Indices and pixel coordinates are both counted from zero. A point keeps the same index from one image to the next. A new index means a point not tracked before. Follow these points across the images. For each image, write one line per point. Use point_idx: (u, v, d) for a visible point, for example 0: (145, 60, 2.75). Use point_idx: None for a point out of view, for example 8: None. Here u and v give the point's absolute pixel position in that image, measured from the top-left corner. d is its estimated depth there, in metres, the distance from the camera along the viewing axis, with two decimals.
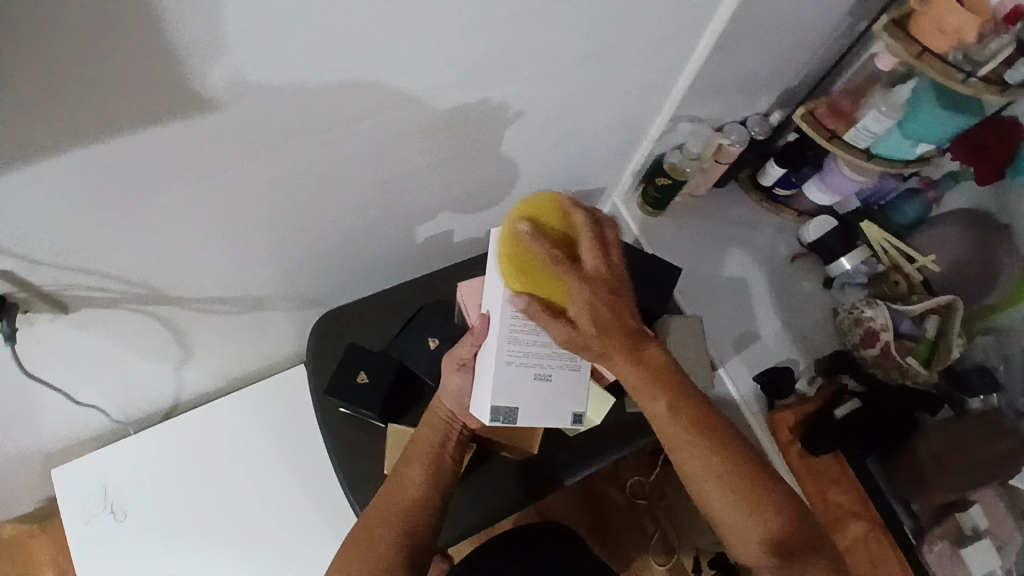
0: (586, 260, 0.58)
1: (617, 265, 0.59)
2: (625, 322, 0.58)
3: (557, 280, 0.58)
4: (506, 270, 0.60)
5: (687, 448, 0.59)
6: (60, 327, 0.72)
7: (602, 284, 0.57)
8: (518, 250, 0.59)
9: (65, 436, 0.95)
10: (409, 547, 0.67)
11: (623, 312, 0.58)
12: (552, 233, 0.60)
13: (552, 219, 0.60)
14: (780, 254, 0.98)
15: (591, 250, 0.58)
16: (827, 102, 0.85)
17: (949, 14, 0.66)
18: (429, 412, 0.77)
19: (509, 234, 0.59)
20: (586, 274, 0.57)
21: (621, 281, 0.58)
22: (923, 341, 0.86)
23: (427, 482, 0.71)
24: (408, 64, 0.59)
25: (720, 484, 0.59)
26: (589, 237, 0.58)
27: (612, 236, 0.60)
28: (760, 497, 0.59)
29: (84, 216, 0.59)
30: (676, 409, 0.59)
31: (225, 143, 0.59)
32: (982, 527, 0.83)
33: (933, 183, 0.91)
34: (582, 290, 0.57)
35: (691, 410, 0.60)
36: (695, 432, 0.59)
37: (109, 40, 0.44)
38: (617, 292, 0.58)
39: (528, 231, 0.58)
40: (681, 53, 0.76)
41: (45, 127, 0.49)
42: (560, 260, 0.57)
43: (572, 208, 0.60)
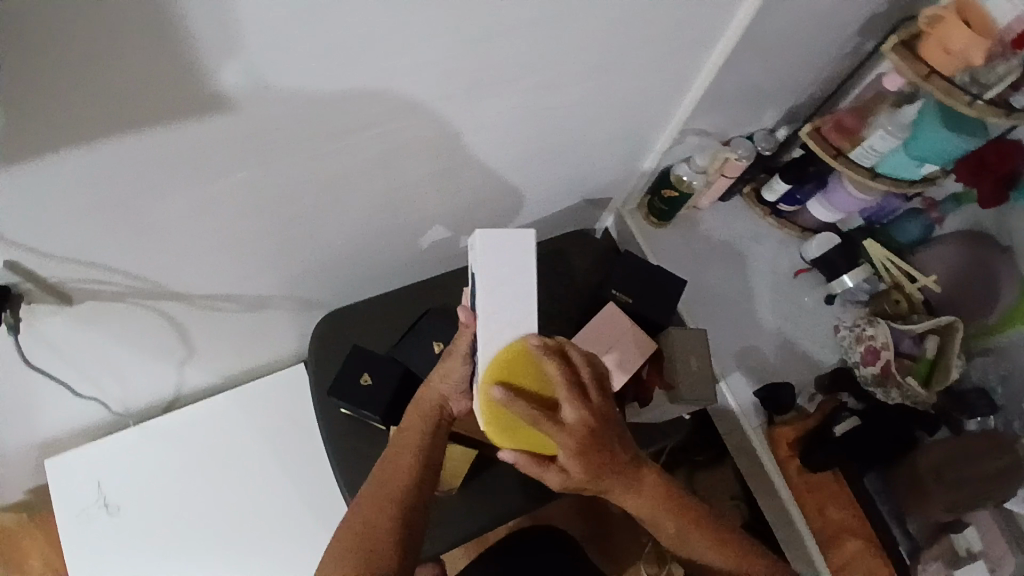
0: (569, 414, 0.58)
1: (598, 408, 0.59)
2: (612, 461, 0.62)
3: (545, 440, 0.60)
4: (499, 434, 0.61)
5: (675, 537, 0.70)
6: (61, 319, 0.72)
7: (586, 435, 0.58)
8: (499, 410, 0.59)
9: (61, 428, 0.94)
10: (405, 534, 0.66)
11: (600, 446, 0.60)
12: (532, 392, 0.58)
13: (523, 373, 0.58)
14: (782, 270, 0.99)
15: (574, 410, 0.58)
16: (832, 119, 0.85)
17: (954, 35, 0.66)
18: (417, 398, 0.73)
19: (484, 394, 0.58)
20: (571, 430, 0.58)
21: (605, 422, 0.60)
22: (923, 360, 0.87)
23: (419, 472, 0.69)
24: (421, 71, 0.59)
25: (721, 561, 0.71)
26: (567, 386, 0.58)
27: (589, 376, 0.59)
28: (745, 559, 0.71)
29: (92, 209, 0.59)
30: (672, 512, 0.69)
31: (238, 141, 0.59)
32: (975, 549, 0.84)
33: (936, 203, 0.91)
34: (568, 448, 0.58)
35: (683, 509, 0.69)
36: (691, 527, 0.70)
37: (121, 39, 0.45)
38: (603, 435, 0.60)
39: (503, 397, 0.56)
40: (691, 68, 0.76)
41: (62, 120, 0.49)
42: (543, 423, 0.57)
43: (542, 357, 0.58)
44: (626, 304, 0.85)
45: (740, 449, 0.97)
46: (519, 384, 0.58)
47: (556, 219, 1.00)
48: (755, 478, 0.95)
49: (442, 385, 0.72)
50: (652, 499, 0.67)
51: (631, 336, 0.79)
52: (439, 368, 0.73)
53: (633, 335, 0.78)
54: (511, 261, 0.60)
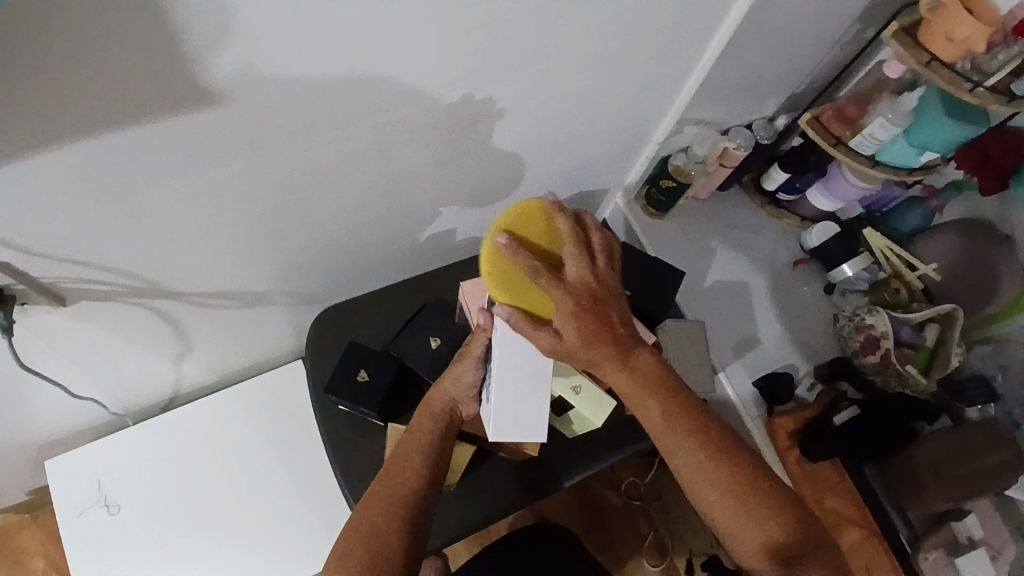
0: (570, 272, 0.54)
1: (604, 275, 0.55)
2: (613, 332, 0.55)
3: (539, 292, 0.55)
4: (496, 286, 0.58)
5: (672, 445, 0.57)
6: (56, 318, 0.72)
7: (587, 295, 0.54)
8: (501, 263, 0.57)
9: (60, 426, 0.94)
10: (410, 535, 0.65)
11: (600, 307, 0.54)
12: (536, 248, 0.56)
13: (535, 228, 0.57)
14: (782, 260, 0.99)
15: (576, 266, 0.54)
16: (832, 107, 0.84)
17: (958, 22, 0.65)
18: (428, 398, 0.74)
19: (491, 243, 0.57)
20: (572, 287, 0.54)
21: (609, 292, 0.55)
22: (922, 349, 0.87)
23: (426, 473, 0.68)
24: (416, 63, 0.59)
25: (726, 499, 0.56)
26: (575, 244, 0.55)
27: (600, 242, 0.56)
28: (763, 507, 0.56)
29: (84, 208, 0.58)
30: (674, 417, 0.57)
31: (231, 137, 0.58)
32: (977, 536, 0.85)
33: (936, 192, 0.91)
34: (566, 304, 0.53)
35: (679, 400, 0.57)
36: (697, 448, 0.56)
37: (111, 35, 0.44)
38: (604, 300, 0.55)
39: (506, 242, 0.55)
40: (689, 57, 0.76)
41: (51, 118, 0.48)
42: (542, 275, 0.54)
43: (556, 213, 0.56)
44: (625, 297, 0.83)
45: (740, 442, 0.96)
46: (527, 237, 0.57)
47: None
48: None
49: (452, 388, 0.72)
50: (641, 383, 0.57)
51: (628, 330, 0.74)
52: (449, 372, 0.73)
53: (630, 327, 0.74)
54: None
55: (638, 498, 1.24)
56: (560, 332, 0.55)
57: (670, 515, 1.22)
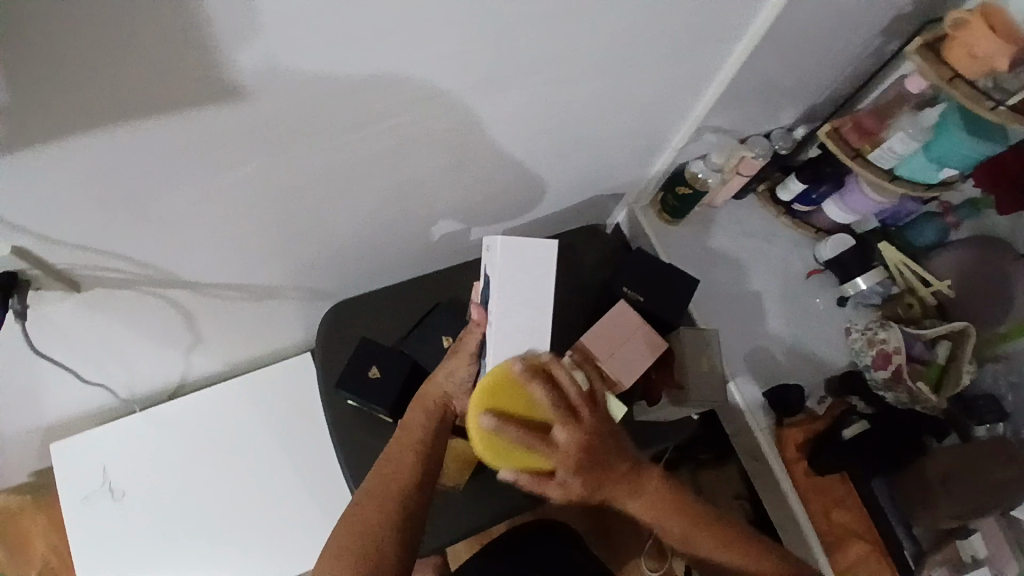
0: (561, 437, 0.55)
1: (592, 426, 0.57)
2: (608, 466, 0.60)
3: (537, 461, 0.56)
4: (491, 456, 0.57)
5: (703, 548, 0.67)
6: (70, 305, 0.71)
7: (582, 453, 0.56)
8: (489, 441, 0.56)
9: (66, 412, 0.94)
10: (403, 530, 0.65)
11: (596, 451, 0.58)
12: (522, 417, 0.56)
13: (510, 400, 0.56)
14: (794, 271, 0.98)
15: (568, 433, 0.55)
16: (852, 119, 0.84)
17: (981, 40, 0.65)
18: (421, 392, 0.74)
19: (474, 423, 0.56)
20: (568, 453, 0.56)
21: (599, 432, 0.58)
22: (934, 365, 0.86)
23: (421, 470, 0.69)
24: (441, 62, 0.58)
25: (725, 553, 0.67)
26: (557, 410, 0.56)
27: (578, 393, 0.57)
28: (761, 555, 0.67)
29: (103, 197, 0.58)
30: (665, 508, 0.65)
31: (253, 130, 0.58)
32: (980, 555, 0.84)
33: (952, 208, 0.91)
34: (567, 467, 0.56)
35: (688, 512, 0.66)
36: (689, 521, 0.66)
37: (139, 25, 0.44)
38: (598, 449, 0.58)
39: (495, 427, 0.55)
40: (711, 65, 0.75)
41: (75, 105, 0.48)
42: (537, 446, 0.56)
43: (529, 383, 0.56)
44: (639, 303, 0.84)
45: (747, 452, 0.97)
46: (507, 410, 0.56)
47: (568, 214, 0.99)
48: (762, 482, 0.95)
49: (447, 383, 0.73)
50: (653, 502, 0.65)
51: (641, 336, 0.77)
52: (443, 367, 0.74)
53: (643, 335, 0.77)
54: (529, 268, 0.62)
55: None
56: (565, 485, 0.57)
57: None
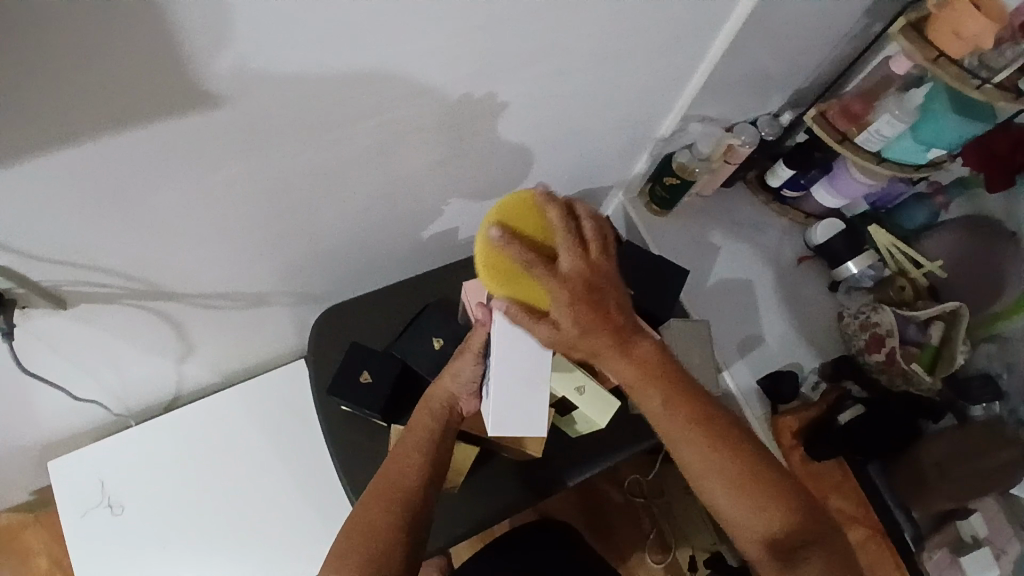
0: (564, 264, 0.52)
1: (599, 264, 0.53)
2: (611, 324, 0.53)
3: (535, 287, 0.53)
4: (490, 278, 0.55)
5: (675, 429, 0.57)
6: (57, 321, 0.71)
7: (579, 288, 0.51)
8: (494, 260, 0.54)
9: (62, 428, 0.94)
10: (409, 531, 0.64)
11: (598, 297, 0.52)
12: (529, 238, 0.54)
13: (527, 221, 0.54)
14: (786, 257, 0.98)
15: (569, 259, 0.52)
16: (839, 104, 0.83)
17: (965, 20, 0.64)
18: (427, 396, 0.75)
19: (482, 240, 0.54)
20: (567, 279, 0.51)
21: (606, 284, 0.53)
22: (928, 348, 0.86)
23: (427, 471, 0.69)
24: (417, 63, 0.58)
25: (727, 483, 0.56)
26: (568, 235, 0.52)
27: (592, 229, 0.54)
28: (766, 490, 0.56)
29: (82, 212, 0.58)
30: (672, 403, 0.56)
31: (229, 139, 0.57)
32: (981, 535, 0.85)
33: (942, 188, 0.90)
34: (560, 299, 0.51)
35: (676, 385, 0.56)
36: (695, 427, 0.56)
37: (106, 39, 0.43)
38: (599, 292, 0.53)
39: (498, 236, 0.52)
40: (693, 54, 0.75)
41: (46, 123, 0.47)
42: (535, 267, 0.51)
43: (546, 205, 0.53)
44: (629, 298, 0.83)
45: None
46: (518, 229, 0.53)
47: None
48: None
49: (452, 385, 0.73)
50: (644, 372, 0.56)
51: None
52: (449, 369, 0.73)
53: None
54: None
55: (641, 495, 1.24)
56: (558, 324, 0.53)
57: (673, 512, 1.22)
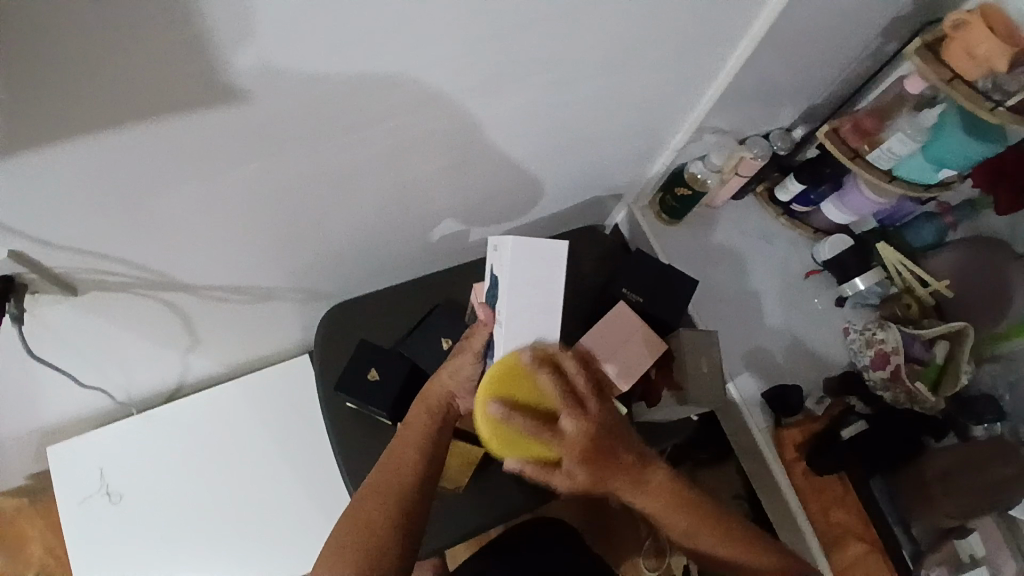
0: (568, 426, 0.58)
1: (597, 417, 0.60)
2: (611, 454, 0.62)
3: (543, 450, 0.59)
4: (494, 444, 0.59)
5: (686, 532, 0.70)
6: (67, 308, 0.71)
7: (587, 443, 0.59)
8: (499, 432, 0.57)
9: (63, 415, 0.93)
10: (403, 529, 0.65)
11: (599, 435, 0.60)
12: (528, 405, 0.58)
13: (522, 386, 0.58)
14: (792, 271, 0.99)
15: (574, 421, 0.58)
16: (851, 120, 0.84)
17: (979, 41, 0.65)
18: (425, 391, 0.72)
19: (482, 413, 0.58)
20: (572, 438, 0.58)
21: (602, 423, 0.61)
22: (932, 365, 0.87)
23: (421, 467, 0.68)
24: (441, 64, 0.58)
25: (721, 545, 0.70)
26: (562, 397, 0.58)
27: (580, 380, 0.60)
28: (751, 548, 0.70)
29: (100, 200, 0.57)
30: (669, 502, 0.68)
31: (251, 133, 0.57)
32: (979, 555, 0.85)
33: (951, 208, 0.92)
34: (572, 457, 0.59)
35: (693, 508, 0.69)
36: (687, 513, 0.69)
37: (136, 29, 0.43)
38: (603, 442, 0.61)
39: (503, 413, 0.56)
40: (710, 66, 0.75)
41: (70, 110, 0.47)
42: (545, 434, 0.58)
43: (537, 370, 0.58)
44: (639, 304, 0.84)
45: (744, 452, 0.97)
46: (516, 397, 0.58)
47: (567, 215, 0.99)
48: (759, 478, 0.95)
49: (451, 380, 0.71)
50: (657, 496, 0.67)
51: (640, 335, 0.77)
52: (449, 363, 0.72)
53: (642, 334, 0.77)
54: (541, 268, 0.62)
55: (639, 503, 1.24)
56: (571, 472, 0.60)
57: None
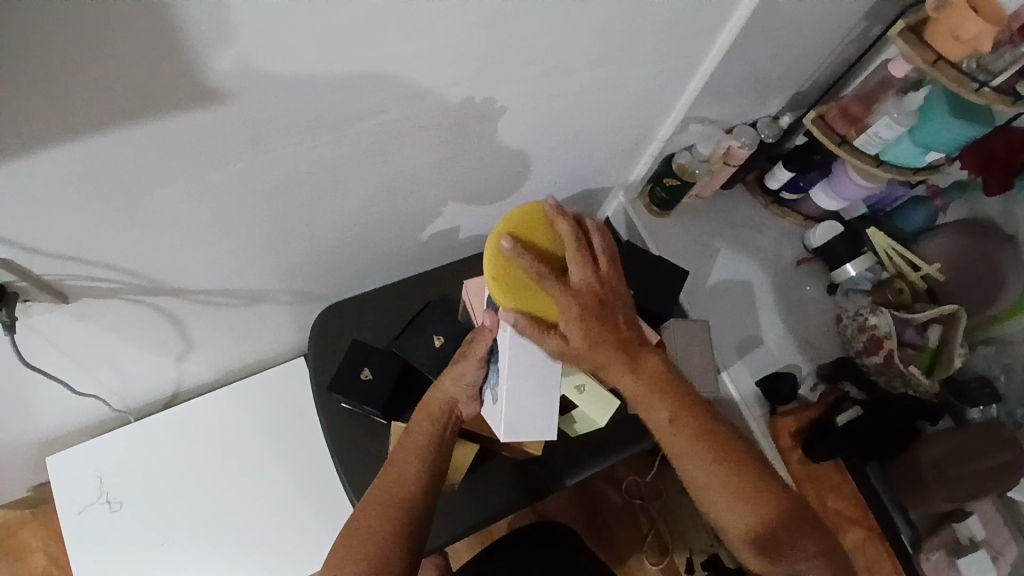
0: (573, 273, 0.60)
1: (607, 276, 0.62)
2: (615, 326, 0.61)
3: (546, 291, 0.60)
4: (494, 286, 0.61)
5: (679, 446, 0.62)
6: (59, 316, 0.71)
7: (586, 296, 0.60)
8: (504, 265, 0.60)
9: (62, 424, 0.94)
10: (406, 540, 0.64)
11: (603, 288, 0.61)
12: (540, 250, 0.62)
13: (543, 238, 0.63)
14: (785, 259, 0.99)
15: (579, 270, 0.60)
16: (837, 106, 0.84)
17: (965, 23, 0.64)
18: (427, 399, 0.73)
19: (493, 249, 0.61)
20: (573, 288, 0.60)
21: (613, 292, 0.62)
22: (925, 350, 0.87)
23: (423, 476, 0.68)
24: (421, 61, 0.58)
25: (725, 484, 0.60)
26: (575, 244, 0.61)
27: (600, 244, 0.62)
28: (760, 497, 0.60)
29: (84, 207, 0.58)
30: (676, 417, 0.61)
31: (232, 136, 0.57)
32: (978, 537, 0.87)
33: (940, 191, 0.92)
34: (570, 304, 0.59)
35: (682, 399, 0.62)
36: (691, 431, 0.61)
37: (109, 34, 0.44)
38: (606, 302, 0.61)
39: (510, 246, 0.59)
40: (694, 56, 0.75)
41: (49, 116, 0.47)
42: (547, 274, 0.59)
43: (558, 219, 0.61)
44: None
45: None
46: (530, 241, 0.61)
47: (558, 210, 0.99)
48: None
49: (453, 388, 0.71)
50: (647, 379, 0.62)
51: None
52: (450, 371, 0.72)
53: None
54: None
55: (640, 498, 1.24)
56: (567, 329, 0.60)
57: (671, 515, 1.23)
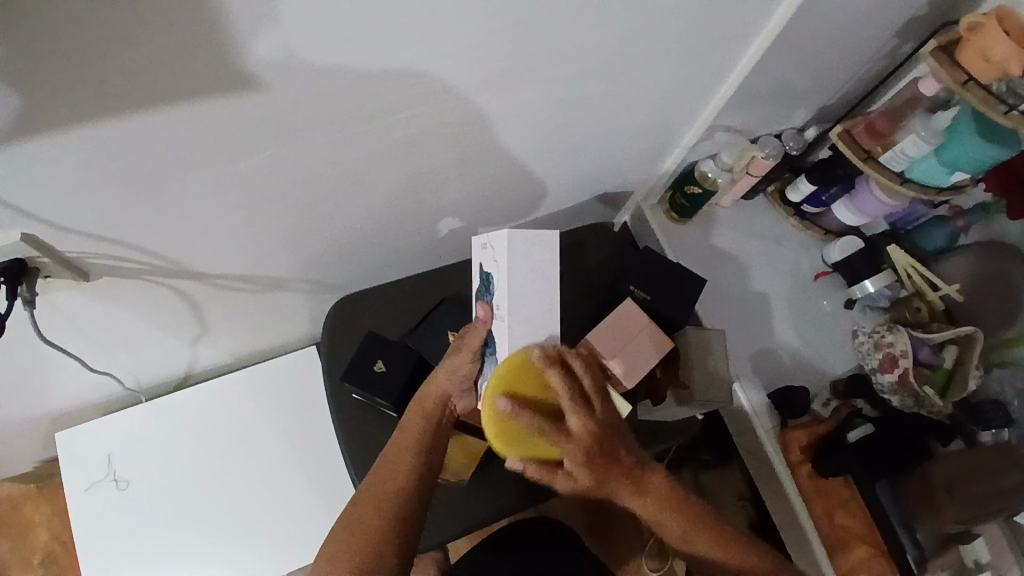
0: (573, 425, 0.60)
1: (603, 416, 0.61)
2: (619, 465, 0.64)
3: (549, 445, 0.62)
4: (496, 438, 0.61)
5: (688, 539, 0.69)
6: (78, 294, 0.71)
7: (592, 445, 0.60)
8: (505, 425, 0.61)
9: (73, 401, 0.94)
10: (400, 536, 0.65)
11: (609, 430, 0.61)
12: (535, 401, 0.61)
13: (530, 385, 0.61)
14: (802, 271, 0.99)
15: (579, 421, 0.60)
16: (864, 121, 0.83)
17: (996, 44, 0.64)
18: (421, 393, 0.73)
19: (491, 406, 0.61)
20: (577, 439, 0.60)
21: (612, 429, 0.62)
22: (940, 369, 0.86)
23: (417, 470, 0.68)
24: (453, 57, 0.58)
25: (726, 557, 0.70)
26: (570, 397, 0.60)
27: (590, 383, 0.61)
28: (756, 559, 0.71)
29: (111, 188, 0.58)
30: (680, 518, 0.68)
31: (261, 124, 0.57)
32: (983, 561, 0.83)
33: (963, 212, 0.91)
34: (576, 455, 0.60)
35: (682, 510, 0.68)
36: (693, 526, 0.69)
37: (149, 18, 0.43)
38: (605, 443, 0.62)
39: (509, 409, 0.59)
40: (723, 65, 0.75)
41: (84, 96, 0.47)
42: (550, 432, 0.60)
43: (547, 369, 0.59)
44: (644, 301, 0.83)
45: (748, 448, 0.98)
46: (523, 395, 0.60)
47: (577, 212, 0.99)
48: (763, 478, 0.96)
49: (446, 380, 0.72)
50: (651, 497, 0.67)
51: (647, 333, 0.75)
52: (443, 366, 0.72)
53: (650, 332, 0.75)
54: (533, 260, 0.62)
55: None
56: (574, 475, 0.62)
57: None
